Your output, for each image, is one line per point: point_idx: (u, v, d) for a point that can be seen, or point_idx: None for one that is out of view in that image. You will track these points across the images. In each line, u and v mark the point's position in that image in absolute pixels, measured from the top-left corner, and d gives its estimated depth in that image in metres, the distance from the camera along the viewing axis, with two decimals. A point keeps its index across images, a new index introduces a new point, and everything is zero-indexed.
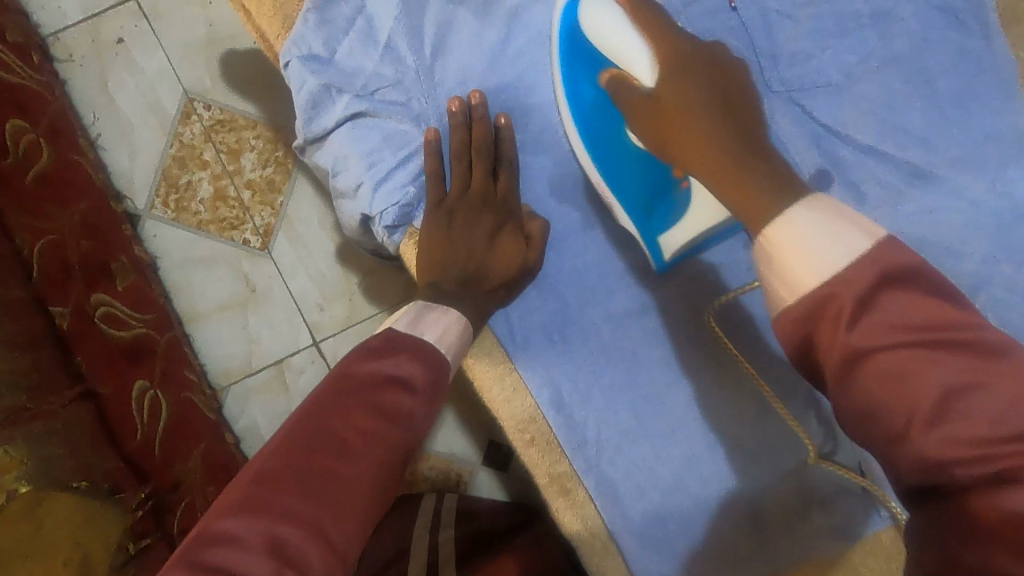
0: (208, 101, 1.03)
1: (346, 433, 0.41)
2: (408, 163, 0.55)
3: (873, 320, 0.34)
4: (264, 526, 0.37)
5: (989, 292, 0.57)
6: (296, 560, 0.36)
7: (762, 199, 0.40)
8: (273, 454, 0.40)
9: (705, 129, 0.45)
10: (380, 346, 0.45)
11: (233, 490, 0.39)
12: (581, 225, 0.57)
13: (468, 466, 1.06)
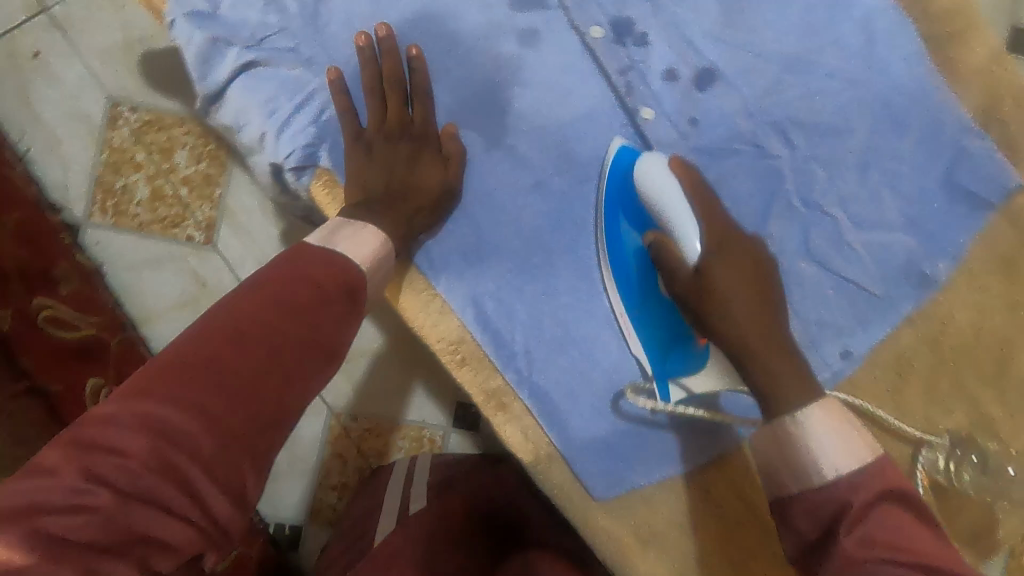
0: (134, 104, 1.04)
1: (242, 332, 0.44)
2: (306, 105, 0.57)
3: (863, 530, 0.45)
4: (148, 406, 0.39)
5: (876, 166, 0.62)
6: (183, 443, 0.39)
7: (794, 393, 0.51)
8: (179, 349, 0.42)
9: (785, 354, 0.53)
10: (292, 257, 0.48)
11: (127, 374, 0.42)
12: (483, 148, 0.59)
13: (439, 431, 1.08)
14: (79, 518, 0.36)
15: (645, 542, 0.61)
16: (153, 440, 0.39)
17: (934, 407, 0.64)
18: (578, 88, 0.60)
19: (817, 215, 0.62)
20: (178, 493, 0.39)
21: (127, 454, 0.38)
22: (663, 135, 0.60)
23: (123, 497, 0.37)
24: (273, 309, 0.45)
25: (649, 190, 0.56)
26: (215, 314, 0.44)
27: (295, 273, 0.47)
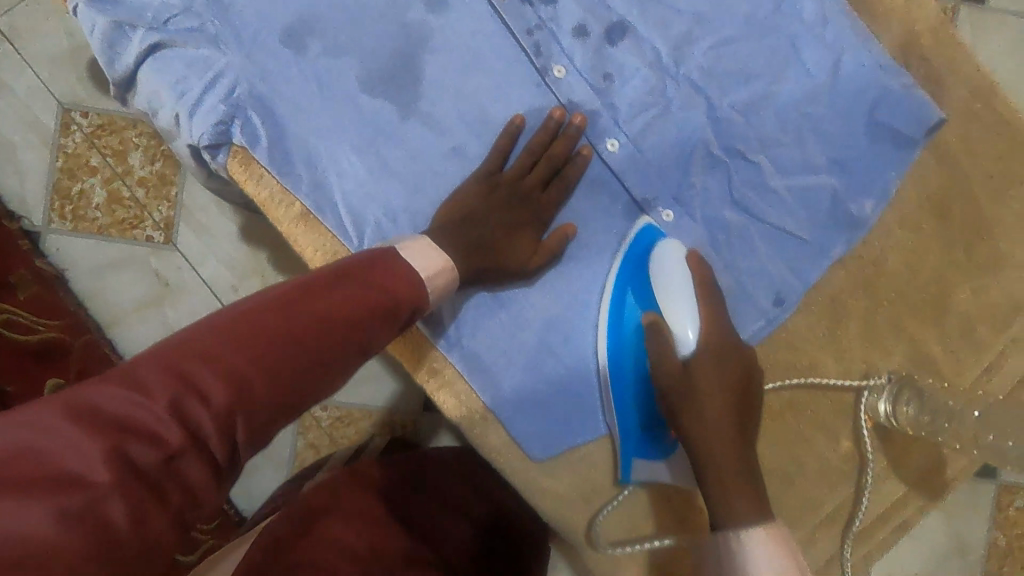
0: (85, 109, 1.04)
1: (354, 313, 0.44)
2: (216, 83, 0.57)
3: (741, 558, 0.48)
4: (241, 359, 0.39)
5: (796, 109, 0.61)
6: (244, 405, 0.39)
7: (743, 504, 0.51)
8: (226, 324, 0.40)
9: (722, 437, 0.54)
10: (378, 260, 0.48)
11: (235, 314, 0.41)
12: (396, 116, 0.59)
13: (409, 418, 1.03)
14: (67, 507, 0.33)
15: (585, 497, 0.63)
16: (234, 392, 0.38)
17: (873, 349, 0.64)
18: (487, 50, 0.60)
19: (740, 162, 0.61)
20: (173, 500, 0.37)
21: (138, 438, 0.36)
22: (575, 91, 0.60)
23: (121, 484, 0.34)
24: (362, 303, 0.45)
25: (666, 287, 0.57)
26: (292, 297, 0.43)
27: (372, 272, 0.47)
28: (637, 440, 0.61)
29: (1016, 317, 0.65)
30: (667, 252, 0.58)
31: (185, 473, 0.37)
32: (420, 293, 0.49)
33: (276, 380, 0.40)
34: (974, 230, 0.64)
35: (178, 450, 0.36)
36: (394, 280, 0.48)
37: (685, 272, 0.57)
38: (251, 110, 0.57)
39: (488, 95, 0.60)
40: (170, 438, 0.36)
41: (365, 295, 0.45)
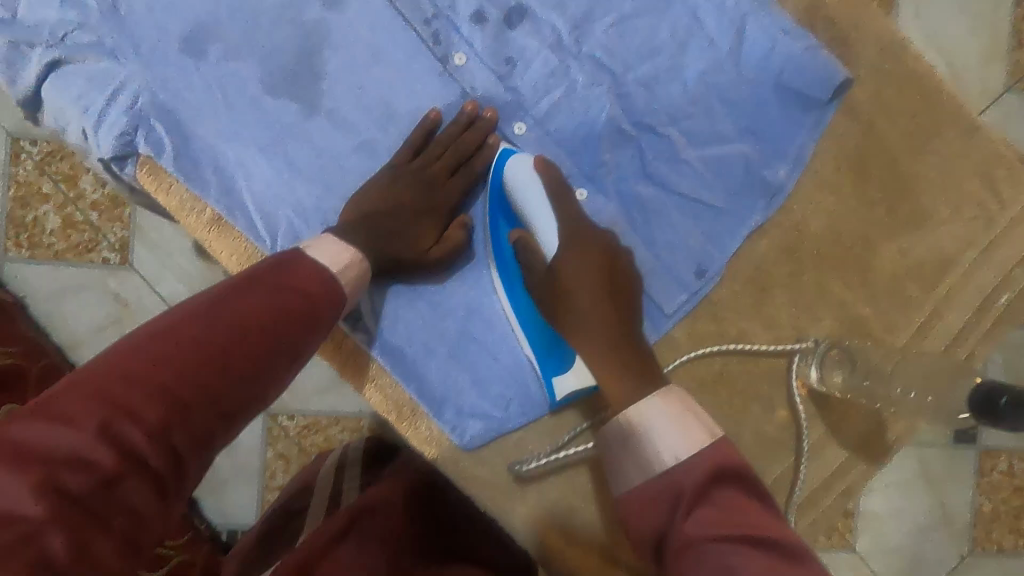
0: (33, 137, 1.05)
1: (276, 319, 0.43)
2: (117, 95, 0.57)
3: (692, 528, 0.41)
4: (164, 376, 0.37)
5: (703, 79, 0.61)
6: (172, 422, 0.37)
7: (625, 378, 0.52)
8: (142, 346, 0.38)
9: (606, 335, 0.54)
10: (296, 261, 0.47)
11: (147, 333, 0.39)
12: (302, 116, 0.59)
13: (376, 420, 1.04)
14: (5, 544, 0.31)
15: (523, 485, 0.62)
16: (155, 409, 0.36)
17: (802, 314, 0.64)
18: (387, 43, 0.60)
19: (650, 137, 0.61)
20: (117, 529, 0.35)
21: (63, 471, 0.33)
22: (478, 78, 0.60)
23: (57, 517, 0.32)
24: (284, 308, 0.43)
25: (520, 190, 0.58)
26: (211, 309, 0.41)
27: (292, 277, 0.45)
28: (549, 371, 0.60)
29: (945, 272, 0.65)
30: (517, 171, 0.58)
31: (123, 499, 0.35)
32: (336, 291, 0.48)
33: (205, 398, 0.38)
34: (895, 188, 0.64)
35: (114, 476, 0.34)
36: (311, 281, 0.46)
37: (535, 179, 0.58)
38: (155, 120, 0.58)
39: (391, 88, 0.60)
40: (104, 466, 0.34)
41: (284, 299, 0.44)
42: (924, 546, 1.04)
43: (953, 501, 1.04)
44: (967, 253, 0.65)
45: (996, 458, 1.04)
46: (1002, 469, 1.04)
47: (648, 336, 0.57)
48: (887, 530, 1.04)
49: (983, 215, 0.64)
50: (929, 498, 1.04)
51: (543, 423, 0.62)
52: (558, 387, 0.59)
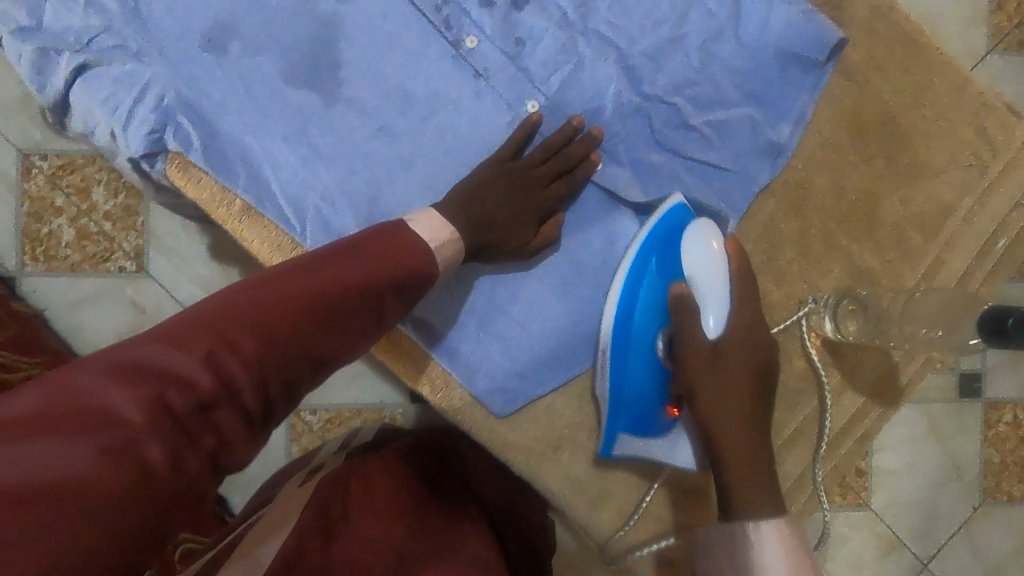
0: (43, 152, 1.06)
1: (365, 281, 0.46)
2: (144, 95, 0.59)
3: None
4: (264, 317, 0.41)
5: (704, 48, 0.64)
6: (268, 361, 0.40)
7: (757, 494, 0.55)
8: (248, 291, 0.42)
9: (757, 488, 0.55)
10: (392, 231, 0.51)
11: (257, 280, 0.44)
12: (322, 105, 0.62)
13: (399, 408, 1.06)
14: (111, 441, 0.34)
15: (554, 447, 0.65)
16: (255, 347, 0.40)
17: (810, 268, 0.67)
18: (400, 30, 0.62)
19: (657, 106, 0.64)
20: (204, 447, 0.38)
21: (168, 387, 0.37)
22: (489, 59, 0.62)
23: (156, 426, 0.36)
24: (375, 270, 0.47)
25: (701, 289, 0.58)
26: (313, 265, 0.46)
27: (389, 245, 0.50)
28: (624, 410, 0.62)
29: (944, 221, 0.68)
30: (701, 236, 0.58)
31: (216, 423, 0.39)
32: (429, 264, 0.52)
33: (295, 341, 0.42)
34: (892, 142, 0.67)
35: (210, 399, 0.38)
36: (403, 254, 0.50)
37: (721, 262, 0.58)
38: (182, 116, 0.60)
39: (407, 73, 0.62)
40: (203, 389, 0.38)
41: (378, 263, 0.48)
42: (938, 499, 1.07)
43: (963, 453, 1.07)
44: (965, 201, 0.68)
45: (1002, 408, 1.07)
46: (1009, 418, 1.07)
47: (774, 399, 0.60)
48: (902, 486, 1.07)
49: (978, 163, 0.68)
50: (940, 451, 1.07)
51: (571, 387, 0.65)
52: (619, 444, 0.63)
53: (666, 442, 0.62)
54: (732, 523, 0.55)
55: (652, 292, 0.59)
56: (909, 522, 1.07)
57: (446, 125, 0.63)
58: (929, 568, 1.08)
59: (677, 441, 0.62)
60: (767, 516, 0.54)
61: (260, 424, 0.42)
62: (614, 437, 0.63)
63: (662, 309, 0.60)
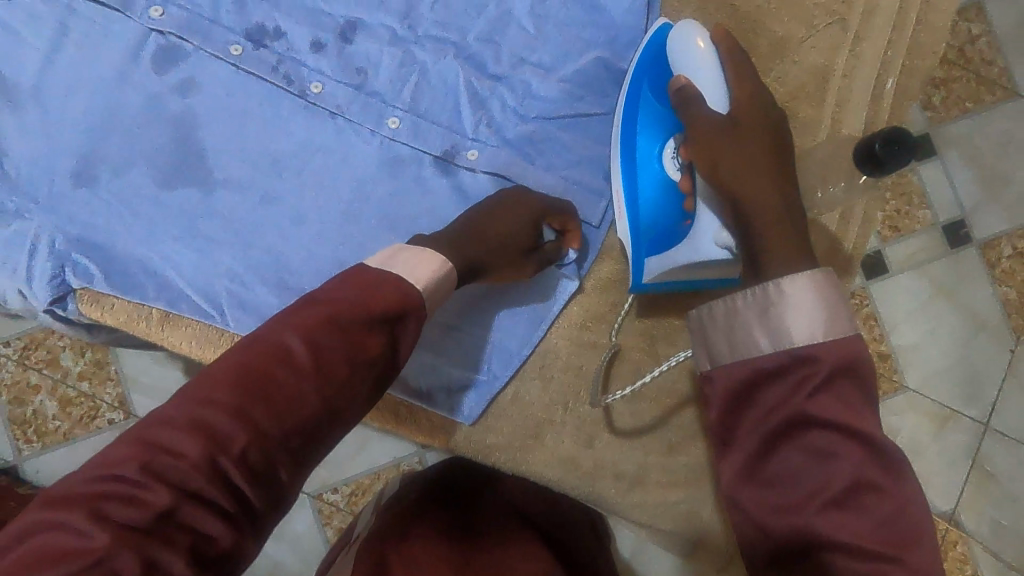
0: (5, 339, 1.04)
1: (320, 337, 0.42)
2: (36, 247, 0.62)
3: (791, 441, 0.41)
4: (217, 402, 0.38)
5: (534, 13, 0.65)
6: (224, 445, 0.37)
7: (787, 253, 0.48)
8: (205, 372, 0.40)
9: (789, 236, 0.49)
10: (353, 276, 0.45)
11: (225, 354, 0.41)
12: (202, 194, 0.63)
13: (415, 457, 0.97)
14: (78, 570, 0.33)
15: (535, 434, 0.64)
16: (203, 440, 0.37)
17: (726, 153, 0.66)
18: (248, 101, 0.64)
19: (511, 80, 0.65)
20: (184, 546, 0.36)
21: (172, 474, 0.36)
22: (337, 96, 0.64)
23: (124, 539, 0.34)
24: (342, 325, 0.42)
25: (692, 68, 0.56)
26: (264, 336, 0.42)
27: (353, 285, 0.44)
28: (643, 234, 0.59)
29: (828, 85, 0.68)
30: (686, 30, 0.57)
31: (188, 527, 0.36)
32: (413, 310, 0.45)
33: (303, 399, 0.40)
34: (745, 31, 0.68)
35: (167, 508, 0.36)
36: (361, 294, 0.44)
37: (716, 58, 0.56)
38: (76, 253, 0.62)
39: (269, 137, 0.64)
40: (188, 481, 0.36)
41: (355, 331, 0.42)
42: (972, 355, 0.91)
43: None
44: (838, 58, 0.68)
45: (997, 242, 0.91)
46: (1011, 253, 0.91)
47: (758, 198, 0.51)
48: (929, 354, 0.91)
49: (837, 19, 0.67)
50: (952, 305, 0.91)
51: (529, 371, 0.64)
52: (648, 270, 0.60)
53: (690, 245, 0.58)
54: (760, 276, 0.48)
55: (651, 121, 0.59)
56: (952, 390, 0.91)
57: (323, 170, 0.64)
58: (994, 428, 0.91)
59: (695, 236, 0.58)
60: (807, 266, 0.46)
61: (247, 516, 0.38)
62: (642, 264, 0.60)
63: (667, 124, 0.58)
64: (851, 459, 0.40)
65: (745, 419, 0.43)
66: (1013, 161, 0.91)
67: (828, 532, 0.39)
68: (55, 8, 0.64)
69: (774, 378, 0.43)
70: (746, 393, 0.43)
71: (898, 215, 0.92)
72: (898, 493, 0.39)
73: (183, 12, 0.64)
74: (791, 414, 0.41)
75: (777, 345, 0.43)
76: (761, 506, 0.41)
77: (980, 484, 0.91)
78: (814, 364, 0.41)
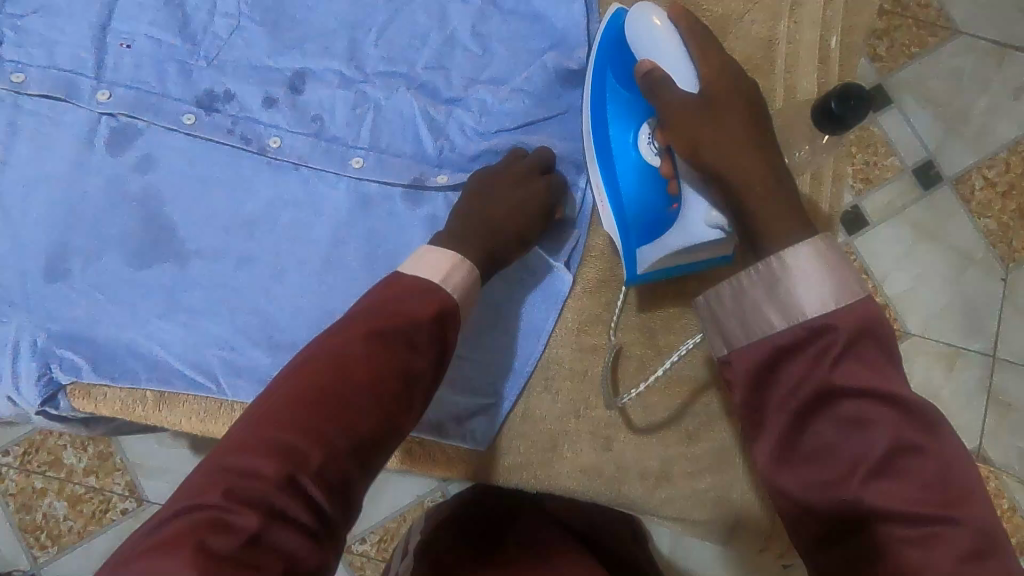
0: (5, 447, 1.02)
1: (370, 352, 0.47)
2: (18, 348, 0.61)
3: (824, 413, 0.40)
4: (287, 425, 0.43)
5: (477, 33, 0.66)
6: (301, 461, 0.41)
7: (783, 224, 0.47)
8: (272, 401, 0.45)
9: (783, 207, 0.48)
10: (388, 289, 0.50)
11: (285, 381, 0.46)
12: (177, 267, 0.63)
13: (437, 492, 0.96)
14: None
15: (552, 447, 0.63)
16: (282, 460, 0.41)
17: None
18: (210, 167, 0.64)
19: (466, 101, 0.65)
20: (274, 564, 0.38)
21: (258, 496, 0.40)
22: (298, 146, 0.64)
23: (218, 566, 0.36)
24: (388, 338, 0.48)
25: (656, 51, 0.55)
26: (319, 356, 0.47)
27: (392, 299, 0.50)
28: (631, 224, 0.59)
29: (775, 53, 0.69)
30: (643, 14, 0.55)
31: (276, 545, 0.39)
32: (447, 315, 0.51)
33: (366, 411, 0.45)
34: None
35: (258, 528, 0.38)
36: (399, 307, 0.49)
37: (677, 37, 0.54)
38: (60, 348, 0.61)
39: (236, 199, 0.64)
40: (272, 499, 0.40)
41: (399, 340, 0.48)
42: (967, 290, 0.92)
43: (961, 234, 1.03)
44: (779, 26, 0.69)
45: (967, 177, 0.93)
46: (982, 185, 0.93)
47: (747, 172, 0.49)
48: (924, 297, 0.92)
49: None
50: (938, 244, 0.92)
51: (535, 384, 0.64)
52: (642, 260, 0.60)
53: (679, 228, 0.57)
54: (759, 254, 0.47)
55: (621, 110, 0.59)
56: (955, 328, 0.92)
57: (296, 223, 0.64)
58: (1001, 358, 0.91)
59: (685, 218, 0.56)
60: (803, 236, 0.46)
61: (324, 530, 0.42)
62: (634, 255, 0.60)
63: (638, 110, 0.59)
64: (887, 424, 0.39)
65: (772, 398, 0.42)
66: (966, 96, 0.93)
67: (877, 501, 0.38)
68: (3, 109, 0.64)
69: (793, 354, 0.42)
70: (768, 372, 0.43)
71: (866, 166, 0.93)
72: (943, 450, 0.39)
73: (130, 92, 0.64)
74: (817, 388, 0.40)
75: (789, 320, 0.42)
76: (802, 484, 0.41)
77: (998, 417, 0.91)
78: (831, 331, 0.41)
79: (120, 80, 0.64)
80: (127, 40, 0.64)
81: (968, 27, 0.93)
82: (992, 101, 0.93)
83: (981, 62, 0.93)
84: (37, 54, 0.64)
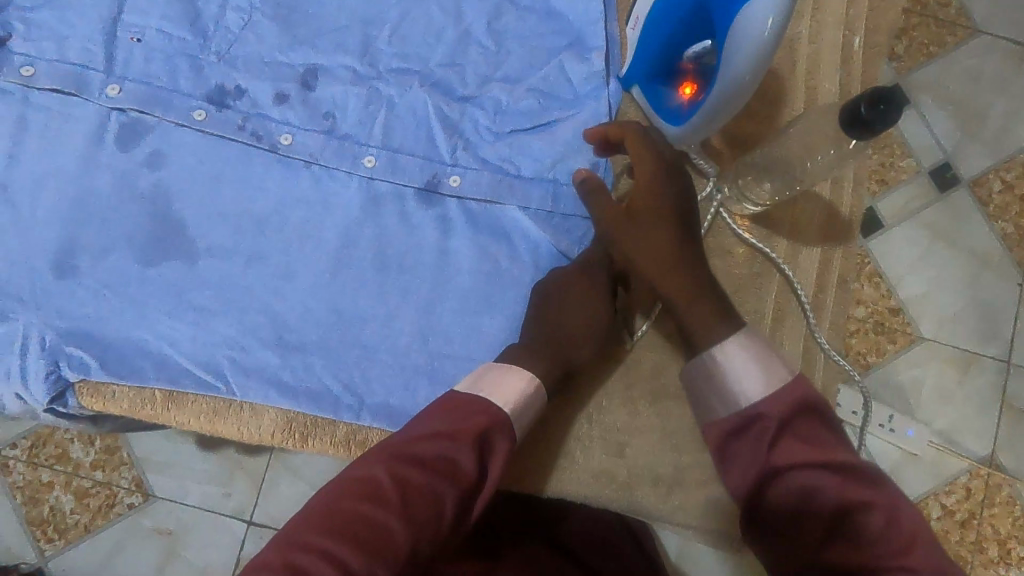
0: (13, 440, 1.01)
1: (404, 475, 0.48)
2: (26, 345, 0.60)
3: (782, 481, 0.46)
4: (310, 543, 0.45)
5: (491, 32, 0.65)
6: None
7: (704, 319, 0.52)
8: (301, 516, 0.47)
9: (701, 305, 0.52)
10: (438, 408, 0.52)
11: (319, 497, 0.48)
12: (186, 265, 0.62)
13: None
14: None
15: (563, 453, 0.62)
16: None
17: (709, 139, 0.66)
18: (220, 165, 0.63)
19: (479, 99, 0.64)
20: None
21: None
22: (309, 145, 0.63)
23: None
24: (423, 465, 0.48)
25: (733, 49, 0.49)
26: (355, 476, 0.48)
27: (435, 420, 0.51)
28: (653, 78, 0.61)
29: (796, 52, 0.67)
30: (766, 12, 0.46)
31: None
32: (488, 436, 0.51)
33: (392, 534, 0.46)
34: None
35: None
36: (439, 432, 0.50)
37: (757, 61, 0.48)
38: (67, 346, 0.60)
39: (247, 198, 0.63)
40: None
41: (437, 466, 0.48)
42: (983, 295, 0.90)
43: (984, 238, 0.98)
44: (801, 25, 0.67)
45: (986, 179, 0.91)
46: (1001, 187, 0.91)
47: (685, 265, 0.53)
48: (941, 302, 0.90)
49: None
50: (954, 248, 0.90)
51: None
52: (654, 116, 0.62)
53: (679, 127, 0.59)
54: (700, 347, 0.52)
55: None
56: (970, 333, 0.90)
57: (306, 223, 0.63)
58: (1017, 364, 0.89)
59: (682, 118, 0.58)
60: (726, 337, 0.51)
61: None
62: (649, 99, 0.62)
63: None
64: (833, 485, 0.45)
65: (729, 470, 0.50)
66: (987, 97, 0.91)
67: (835, 559, 0.44)
68: (12, 102, 0.63)
69: (740, 437, 0.49)
70: (729, 448, 0.50)
71: (883, 168, 0.91)
72: (891, 504, 0.45)
73: (139, 87, 0.63)
74: (765, 468, 0.47)
75: (729, 407, 0.50)
76: (772, 541, 0.47)
77: (1014, 424, 0.89)
78: (765, 417, 0.48)
79: (129, 75, 0.63)
80: (137, 34, 0.63)
81: (988, 26, 0.91)
82: (1013, 102, 0.91)
83: (1003, 63, 0.91)
84: (46, 47, 0.63)
